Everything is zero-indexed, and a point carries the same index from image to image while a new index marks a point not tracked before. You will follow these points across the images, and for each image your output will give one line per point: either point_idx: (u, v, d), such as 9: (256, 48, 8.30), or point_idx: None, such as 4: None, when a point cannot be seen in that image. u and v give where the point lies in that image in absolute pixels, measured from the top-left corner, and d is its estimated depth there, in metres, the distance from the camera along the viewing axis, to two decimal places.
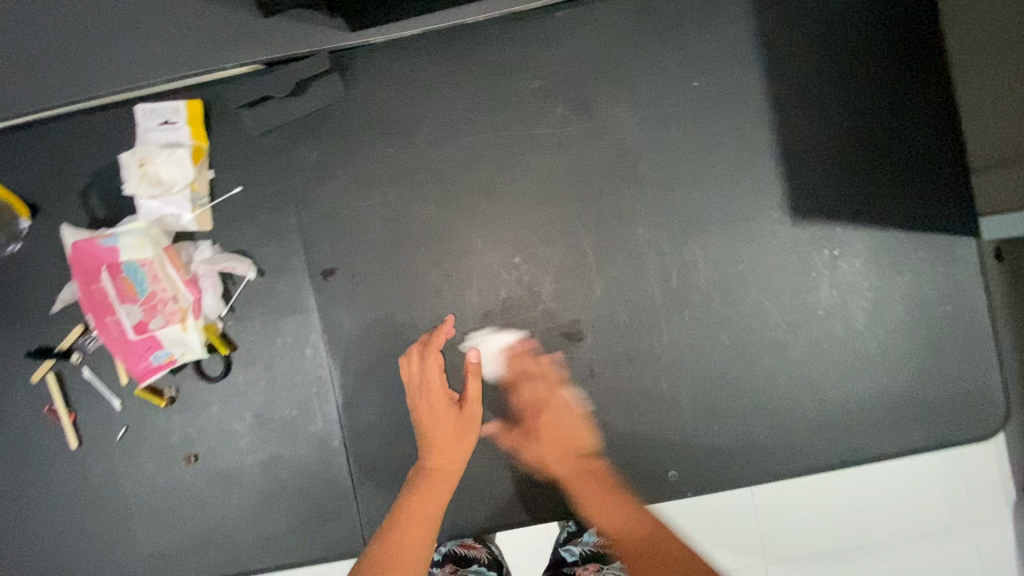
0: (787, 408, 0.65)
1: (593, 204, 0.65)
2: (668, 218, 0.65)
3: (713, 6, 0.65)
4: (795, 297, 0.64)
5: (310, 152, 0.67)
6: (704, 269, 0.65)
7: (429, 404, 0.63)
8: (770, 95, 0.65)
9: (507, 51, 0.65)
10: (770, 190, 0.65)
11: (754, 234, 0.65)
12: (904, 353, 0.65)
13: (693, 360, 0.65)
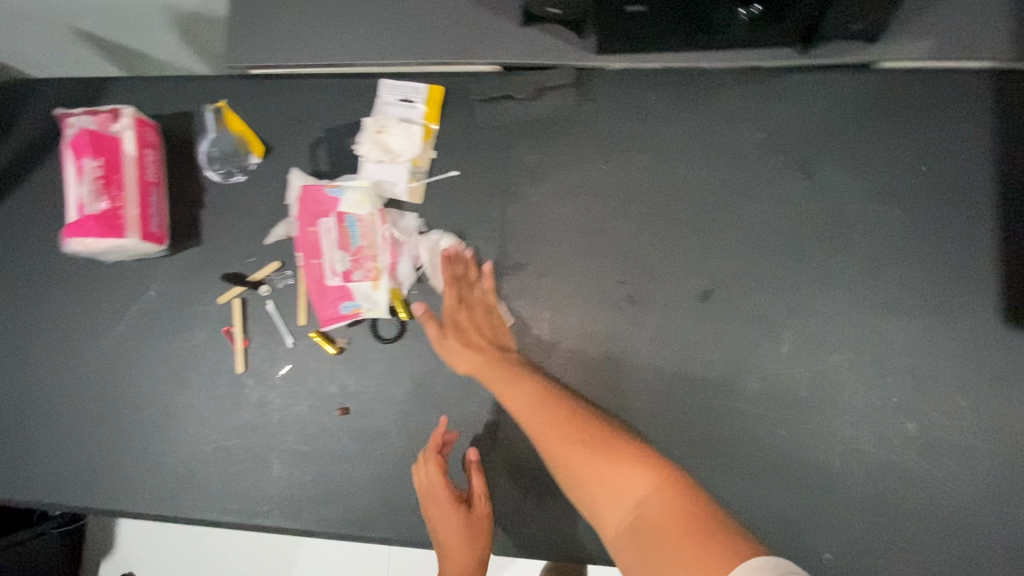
0: (961, 516, 0.61)
1: (794, 261, 0.66)
2: (868, 291, 0.65)
3: (954, 98, 0.66)
4: (990, 402, 0.62)
5: (529, 154, 0.71)
6: (896, 351, 0.64)
7: (437, 514, 0.65)
8: (997, 195, 0.64)
9: (739, 99, 0.68)
10: (981, 288, 0.63)
11: (957, 328, 0.63)
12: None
13: (868, 442, 0.63)
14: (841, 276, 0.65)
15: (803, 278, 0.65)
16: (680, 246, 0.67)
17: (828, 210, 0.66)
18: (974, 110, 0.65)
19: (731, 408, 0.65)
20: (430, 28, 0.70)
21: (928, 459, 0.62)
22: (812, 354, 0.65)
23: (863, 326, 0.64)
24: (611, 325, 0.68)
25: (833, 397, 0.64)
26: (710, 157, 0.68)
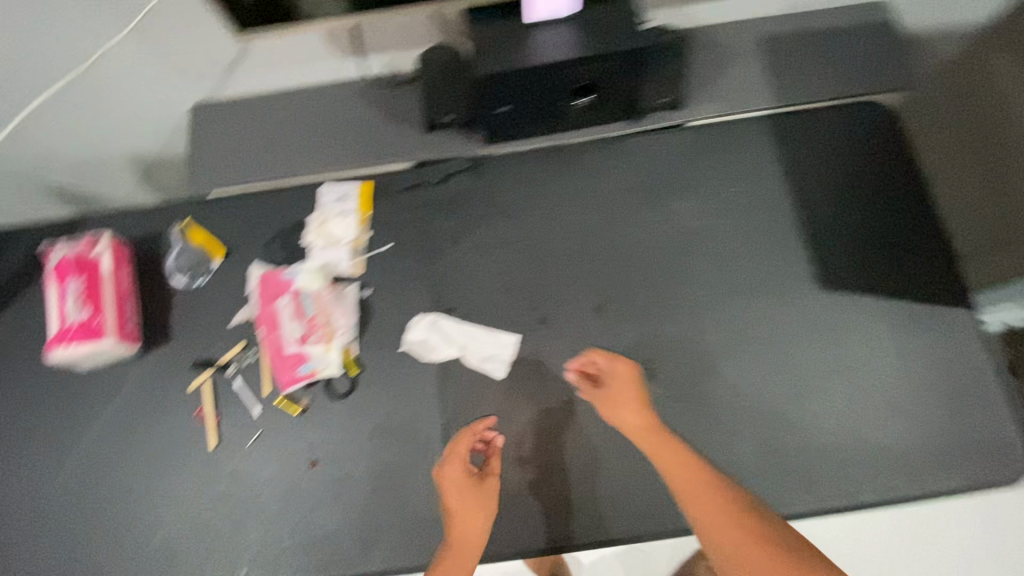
0: (828, 443, 0.76)
1: (660, 271, 0.84)
2: (720, 284, 0.83)
3: (744, 141, 0.91)
4: (827, 350, 0.80)
5: (447, 222, 0.89)
6: (751, 324, 0.81)
7: (456, 481, 0.70)
8: (790, 201, 0.87)
9: (596, 160, 0.90)
10: (798, 268, 0.84)
11: (792, 298, 0.82)
12: (935, 399, 0.77)
13: (745, 399, 0.78)
14: (700, 274, 0.84)
15: (672, 281, 0.84)
16: (578, 272, 0.85)
17: (679, 228, 0.86)
18: (759, 145, 0.90)
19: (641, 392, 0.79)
20: (354, 141, 0.90)
21: (797, 401, 0.78)
22: (689, 338, 0.81)
23: (725, 309, 0.82)
24: (535, 345, 0.82)
25: (711, 368, 0.80)
26: (585, 202, 0.88)
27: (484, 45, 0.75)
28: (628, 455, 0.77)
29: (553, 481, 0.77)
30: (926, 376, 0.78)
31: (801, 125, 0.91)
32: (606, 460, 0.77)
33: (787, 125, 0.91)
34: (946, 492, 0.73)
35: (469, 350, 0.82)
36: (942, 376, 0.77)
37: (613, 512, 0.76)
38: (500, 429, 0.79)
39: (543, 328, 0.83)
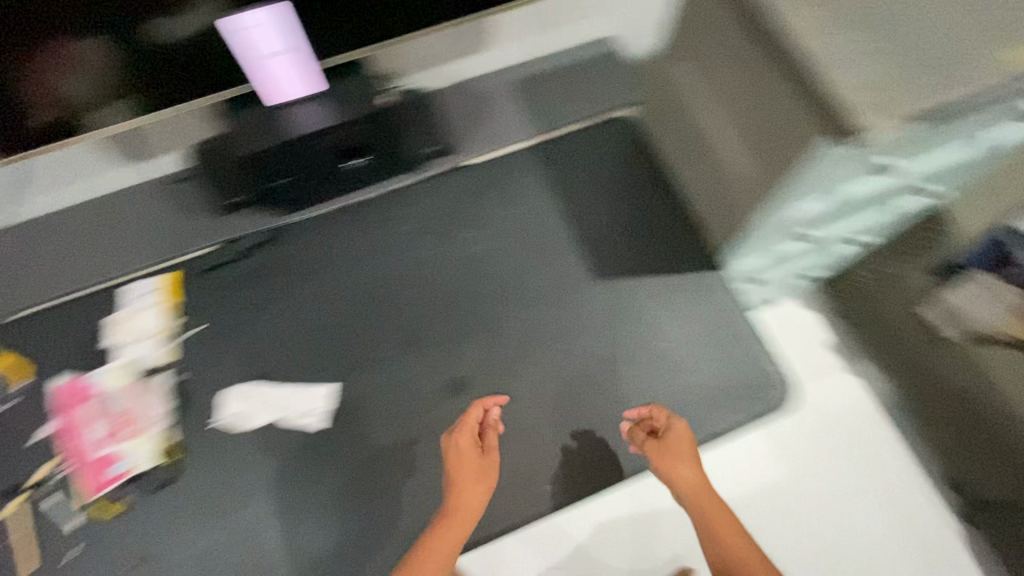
0: (612, 412, 0.88)
1: (457, 296, 0.93)
2: (510, 297, 0.93)
3: (516, 169, 1.03)
4: (603, 333, 0.92)
5: (256, 294, 0.93)
6: (540, 327, 0.92)
7: (466, 457, 0.74)
8: (561, 214, 1.00)
9: (388, 211, 0.98)
10: (573, 270, 0.96)
11: (575, 293, 0.94)
12: (701, 351, 0.92)
13: (543, 392, 0.89)
14: (495, 290, 0.94)
15: (472, 302, 0.93)
16: (385, 313, 0.92)
17: (471, 254, 0.96)
18: (530, 170, 1.03)
19: (457, 406, 0.86)
20: (148, 237, 0.91)
21: (592, 381, 0.89)
22: (490, 351, 0.90)
23: (521, 315, 0.92)
24: (354, 389, 0.86)
25: (511, 372, 0.89)
26: (384, 250, 0.96)
27: (244, 131, 0.81)
28: (448, 467, 0.84)
29: (381, 512, 0.81)
30: (692, 335, 0.93)
31: (563, 147, 1.05)
32: (429, 478, 0.83)
33: (551, 148, 1.05)
34: (705, 432, 0.89)
35: (288, 410, 0.85)
36: (703, 332, 0.93)
37: None
38: (325, 477, 0.82)
39: (359, 370, 0.87)
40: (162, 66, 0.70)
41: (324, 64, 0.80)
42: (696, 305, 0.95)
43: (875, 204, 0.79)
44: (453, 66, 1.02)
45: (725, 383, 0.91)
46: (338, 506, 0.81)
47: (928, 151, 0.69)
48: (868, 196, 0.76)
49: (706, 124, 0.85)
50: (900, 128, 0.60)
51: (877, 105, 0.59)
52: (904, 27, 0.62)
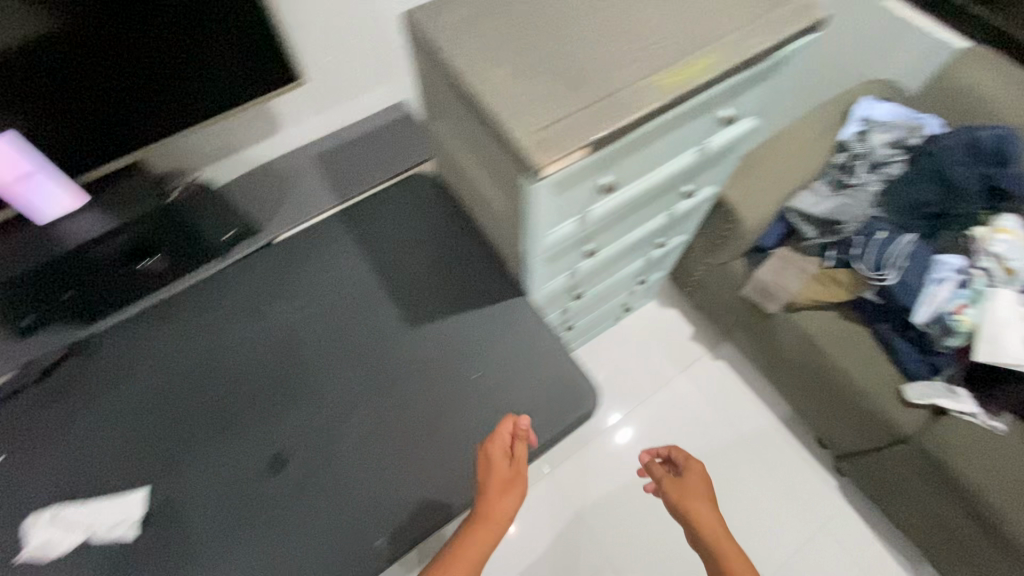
0: (440, 450, 0.89)
1: (274, 369, 0.94)
2: (329, 359, 0.95)
3: (324, 233, 1.05)
4: (424, 374, 0.94)
5: (55, 415, 0.89)
6: (360, 381, 0.93)
7: (507, 467, 0.78)
8: (373, 267, 1.03)
9: (197, 299, 0.99)
10: (389, 319, 0.98)
11: (389, 347, 0.96)
12: (516, 378, 0.95)
13: (368, 447, 0.88)
14: (309, 359, 0.95)
15: (286, 375, 0.93)
16: (195, 405, 0.90)
17: (282, 329, 0.97)
18: (335, 236, 1.05)
19: (275, 485, 0.85)
20: None
21: (411, 429, 0.90)
22: (311, 416, 0.90)
23: (337, 379, 0.93)
24: (166, 489, 0.84)
25: (335, 433, 0.89)
26: (191, 341, 0.96)
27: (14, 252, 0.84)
28: (274, 545, 0.81)
29: None
30: (505, 364, 0.96)
31: (366, 209, 1.08)
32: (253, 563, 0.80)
33: (354, 213, 1.07)
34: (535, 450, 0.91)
35: (96, 526, 0.82)
36: (515, 359, 0.96)
37: None
38: None
39: (170, 469, 0.86)
40: None
41: (82, 181, 0.88)
42: (506, 335, 0.98)
43: (617, 219, 0.99)
44: (243, 155, 1.08)
45: (543, 404, 0.93)
46: None
47: (642, 181, 0.90)
48: (609, 214, 0.92)
49: (463, 167, 0.95)
50: (591, 154, 0.70)
51: (558, 136, 0.68)
52: (576, 70, 0.74)
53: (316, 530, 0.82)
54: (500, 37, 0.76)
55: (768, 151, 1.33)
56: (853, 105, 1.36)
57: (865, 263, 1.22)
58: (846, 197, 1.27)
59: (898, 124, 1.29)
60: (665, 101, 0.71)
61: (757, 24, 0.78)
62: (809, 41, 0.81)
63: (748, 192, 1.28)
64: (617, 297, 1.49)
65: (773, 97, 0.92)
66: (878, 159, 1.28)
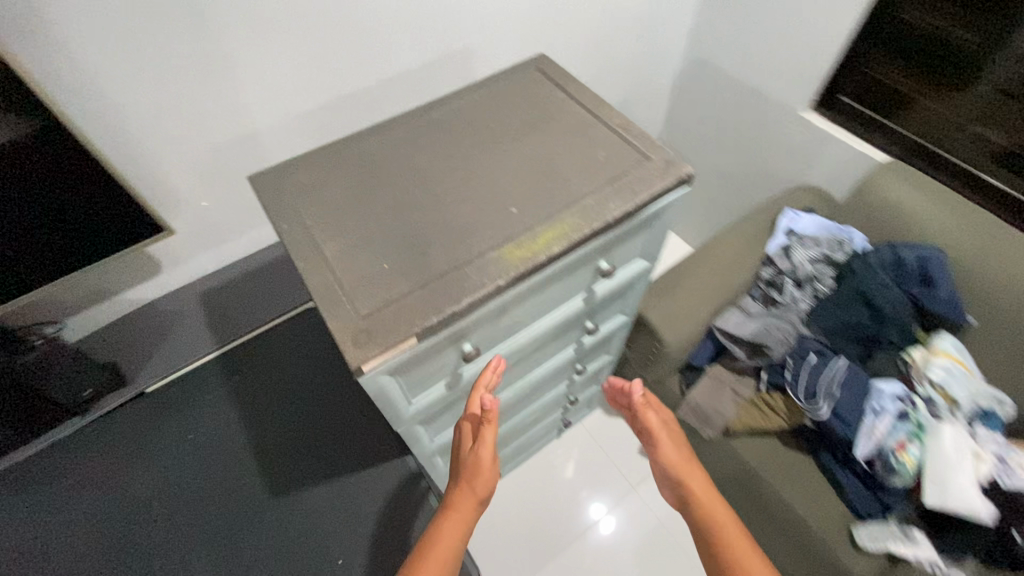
0: None
1: (111, 557, 0.83)
2: (179, 541, 0.86)
3: (198, 387, 1.00)
4: (286, 556, 0.87)
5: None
6: (209, 570, 0.84)
7: (475, 456, 0.73)
8: (246, 425, 0.98)
9: (42, 468, 0.90)
10: (256, 488, 0.92)
11: (250, 524, 0.89)
12: (385, 563, 0.88)
13: None
14: (156, 542, 0.85)
15: (123, 567, 0.82)
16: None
17: (133, 503, 0.88)
18: (208, 386, 1.00)
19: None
20: None
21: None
22: None
23: (186, 566, 0.84)
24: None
25: None
26: (24, 522, 0.85)
27: None
28: None
29: None
30: (377, 547, 0.90)
31: (246, 357, 1.05)
32: None
33: (232, 362, 1.04)
34: None
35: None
36: (387, 540, 0.91)
37: None
38: None
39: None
40: None
41: None
42: (384, 509, 0.94)
43: (505, 370, 0.91)
44: (121, 299, 0.99)
45: None
46: None
47: (517, 338, 0.82)
48: (486, 374, 0.84)
49: None
50: (426, 339, 0.63)
51: (384, 325, 0.61)
52: (418, 241, 0.69)
53: None
54: (344, 210, 0.72)
55: (693, 267, 1.26)
56: (778, 216, 1.33)
57: (798, 391, 1.11)
58: (773, 317, 1.20)
59: (823, 238, 1.25)
60: (507, 279, 0.65)
61: (616, 185, 0.74)
62: (677, 196, 0.77)
63: (675, 313, 1.20)
64: (549, 417, 1.36)
65: (657, 242, 0.88)
66: (803, 275, 1.23)
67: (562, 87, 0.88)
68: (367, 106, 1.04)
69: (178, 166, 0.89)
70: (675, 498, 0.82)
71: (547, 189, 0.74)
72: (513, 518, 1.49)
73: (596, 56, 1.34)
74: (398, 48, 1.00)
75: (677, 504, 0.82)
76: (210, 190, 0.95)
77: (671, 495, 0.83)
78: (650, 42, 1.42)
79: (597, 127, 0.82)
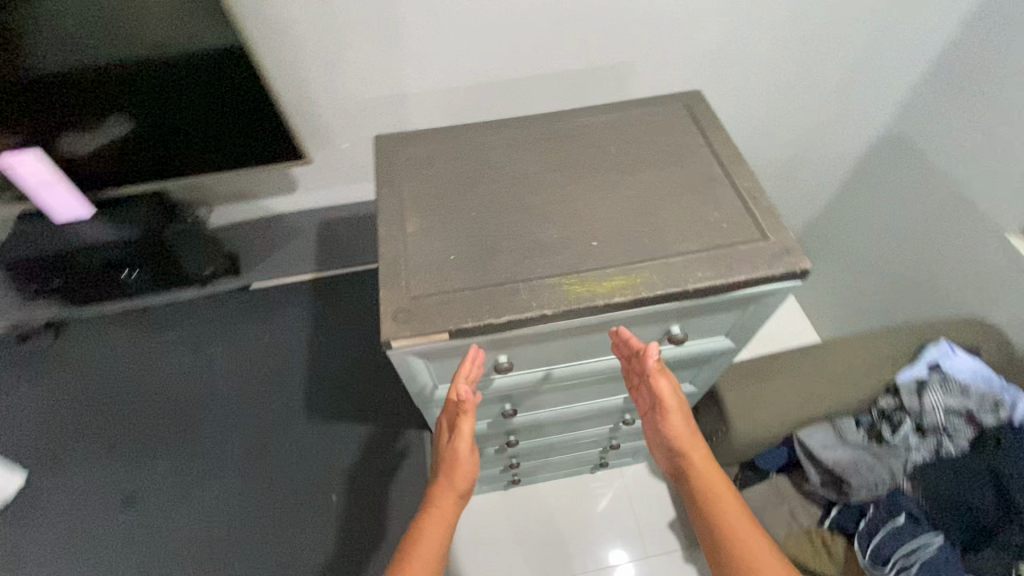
0: (263, 563, 0.88)
1: (178, 410, 1.02)
2: (225, 420, 1.01)
3: (286, 301, 1.14)
4: (294, 473, 0.97)
5: (16, 379, 1.05)
6: (236, 454, 0.98)
7: (451, 450, 0.73)
8: (308, 347, 1.10)
9: (162, 321, 1.12)
10: (293, 404, 1.03)
11: (280, 430, 1.01)
12: (365, 521, 0.93)
13: (209, 526, 0.92)
14: (210, 414, 1.02)
15: (182, 422, 1.01)
16: (107, 417, 1.01)
17: (206, 374, 1.06)
18: (298, 301, 1.14)
19: (117, 524, 0.91)
20: None
21: (247, 526, 0.92)
22: (180, 469, 0.96)
23: (222, 444, 0.99)
24: (41, 485, 0.94)
25: (190, 495, 0.94)
26: (137, 357, 1.07)
27: (19, 237, 0.97)
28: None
29: None
30: (368, 501, 0.95)
31: (336, 287, 1.16)
32: None
33: (323, 287, 1.15)
34: None
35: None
36: (378, 498, 0.95)
37: None
38: None
39: (56, 468, 0.96)
40: None
41: (91, 194, 0.96)
42: (386, 468, 0.98)
43: (543, 392, 0.89)
44: (260, 204, 1.14)
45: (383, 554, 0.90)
46: None
47: (560, 368, 0.80)
48: (519, 388, 0.83)
49: None
50: (455, 340, 0.64)
51: (424, 313, 0.62)
52: (489, 245, 0.69)
53: None
54: (438, 194, 0.75)
55: (809, 365, 1.14)
56: (928, 346, 1.10)
57: (868, 550, 0.96)
58: (871, 455, 1.02)
59: (975, 391, 1.00)
60: (555, 311, 0.63)
61: (712, 254, 0.66)
62: (783, 288, 0.67)
63: (754, 404, 1.09)
64: (588, 451, 1.30)
65: (748, 326, 0.78)
66: (929, 423, 1.00)
67: (702, 133, 0.81)
68: (511, 96, 1.06)
69: (330, 107, 0.99)
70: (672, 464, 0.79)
71: (638, 235, 0.70)
72: (520, 528, 1.44)
73: (768, 107, 1.22)
74: (556, 49, 0.99)
75: (674, 469, 0.79)
76: (350, 135, 1.04)
77: (668, 459, 0.80)
78: (841, 105, 1.25)
79: (722, 185, 0.74)
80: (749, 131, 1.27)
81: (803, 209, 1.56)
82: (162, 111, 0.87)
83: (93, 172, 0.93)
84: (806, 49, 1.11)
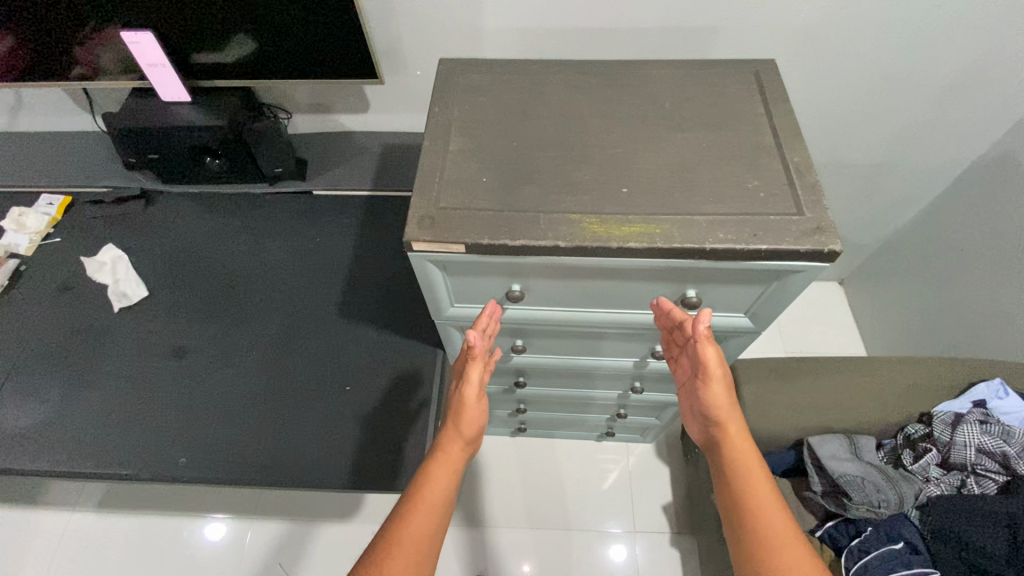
0: (278, 430, 0.99)
1: (233, 288, 1.14)
2: (270, 305, 1.13)
3: (342, 213, 1.24)
4: (320, 363, 1.06)
5: (108, 232, 1.21)
6: (272, 334, 1.09)
7: (460, 395, 0.77)
8: (353, 258, 1.18)
9: (234, 209, 1.24)
10: (329, 304, 1.13)
11: (314, 323, 1.10)
12: (373, 421, 1.00)
13: (239, 389, 1.03)
14: (259, 296, 1.14)
15: (235, 300, 1.13)
16: (174, 280, 1.15)
17: (263, 263, 1.18)
18: (350, 215, 1.23)
19: (166, 368, 1.05)
20: (66, 167, 1.23)
21: (269, 396, 1.02)
22: (225, 337, 1.09)
23: (264, 323, 1.10)
24: (113, 322, 1.10)
25: (229, 360, 1.06)
26: (207, 236, 1.21)
27: (127, 108, 1.08)
28: (133, 405, 1.01)
29: (61, 416, 0.99)
30: (378, 402, 1.02)
31: (385, 208, 1.24)
32: (116, 407, 1.01)
33: (375, 206, 1.24)
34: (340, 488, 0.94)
35: (118, 284, 1.13)
36: (386, 403, 1.02)
37: (92, 449, 0.96)
38: (50, 368, 1.05)
39: (130, 310, 1.11)
40: (52, 42, 0.99)
41: (189, 83, 1.06)
42: (399, 377, 1.05)
43: (553, 334, 0.92)
44: (334, 118, 1.22)
45: (378, 450, 0.98)
46: (37, 395, 1.02)
47: (570, 312, 0.82)
48: (527, 324, 0.86)
49: None
50: (472, 255, 0.67)
51: (447, 223, 0.66)
52: (521, 175, 0.71)
53: (162, 418, 1.00)
54: (485, 121, 0.77)
55: (834, 369, 1.07)
56: (979, 382, 1.03)
57: (853, 568, 0.91)
58: (883, 476, 0.95)
59: (1017, 438, 0.94)
60: (569, 244, 0.64)
61: (740, 220, 0.65)
62: (810, 268, 0.66)
63: (770, 401, 1.05)
64: (595, 415, 1.31)
65: (771, 307, 0.75)
66: (956, 459, 0.96)
67: (765, 104, 0.78)
68: (586, 49, 1.05)
69: (410, 32, 1.03)
70: (706, 436, 0.78)
71: (671, 189, 0.69)
72: (516, 476, 1.49)
73: (858, 102, 1.13)
74: (639, 4, 0.97)
75: (706, 440, 0.78)
76: (424, 64, 1.09)
77: (702, 430, 0.79)
78: (948, 116, 1.14)
79: (767, 159, 0.72)
80: (838, 125, 1.19)
81: (882, 222, 1.45)
82: (258, 11, 0.94)
83: (197, 61, 1.03)
84: (919, 43, 1.01)
